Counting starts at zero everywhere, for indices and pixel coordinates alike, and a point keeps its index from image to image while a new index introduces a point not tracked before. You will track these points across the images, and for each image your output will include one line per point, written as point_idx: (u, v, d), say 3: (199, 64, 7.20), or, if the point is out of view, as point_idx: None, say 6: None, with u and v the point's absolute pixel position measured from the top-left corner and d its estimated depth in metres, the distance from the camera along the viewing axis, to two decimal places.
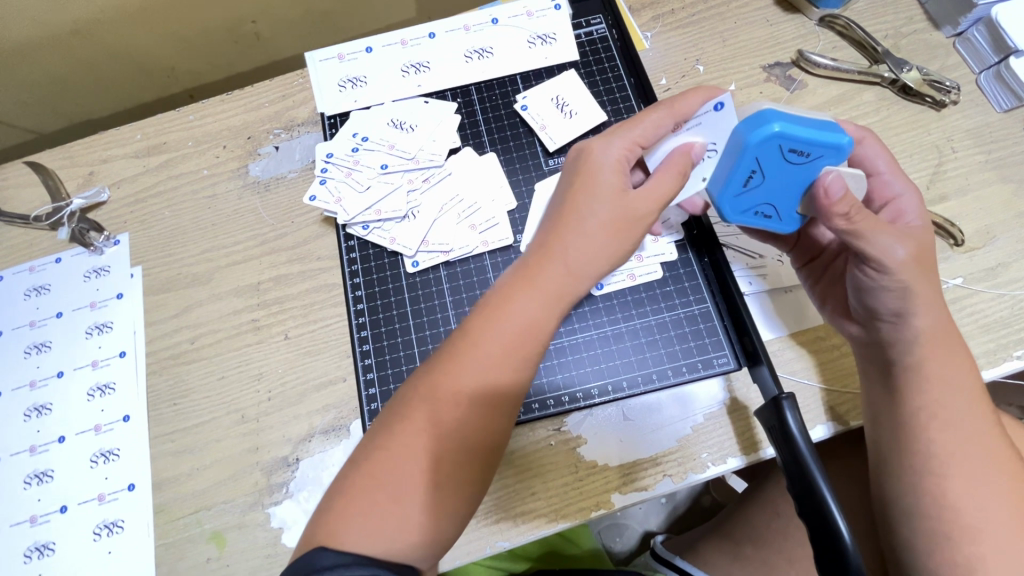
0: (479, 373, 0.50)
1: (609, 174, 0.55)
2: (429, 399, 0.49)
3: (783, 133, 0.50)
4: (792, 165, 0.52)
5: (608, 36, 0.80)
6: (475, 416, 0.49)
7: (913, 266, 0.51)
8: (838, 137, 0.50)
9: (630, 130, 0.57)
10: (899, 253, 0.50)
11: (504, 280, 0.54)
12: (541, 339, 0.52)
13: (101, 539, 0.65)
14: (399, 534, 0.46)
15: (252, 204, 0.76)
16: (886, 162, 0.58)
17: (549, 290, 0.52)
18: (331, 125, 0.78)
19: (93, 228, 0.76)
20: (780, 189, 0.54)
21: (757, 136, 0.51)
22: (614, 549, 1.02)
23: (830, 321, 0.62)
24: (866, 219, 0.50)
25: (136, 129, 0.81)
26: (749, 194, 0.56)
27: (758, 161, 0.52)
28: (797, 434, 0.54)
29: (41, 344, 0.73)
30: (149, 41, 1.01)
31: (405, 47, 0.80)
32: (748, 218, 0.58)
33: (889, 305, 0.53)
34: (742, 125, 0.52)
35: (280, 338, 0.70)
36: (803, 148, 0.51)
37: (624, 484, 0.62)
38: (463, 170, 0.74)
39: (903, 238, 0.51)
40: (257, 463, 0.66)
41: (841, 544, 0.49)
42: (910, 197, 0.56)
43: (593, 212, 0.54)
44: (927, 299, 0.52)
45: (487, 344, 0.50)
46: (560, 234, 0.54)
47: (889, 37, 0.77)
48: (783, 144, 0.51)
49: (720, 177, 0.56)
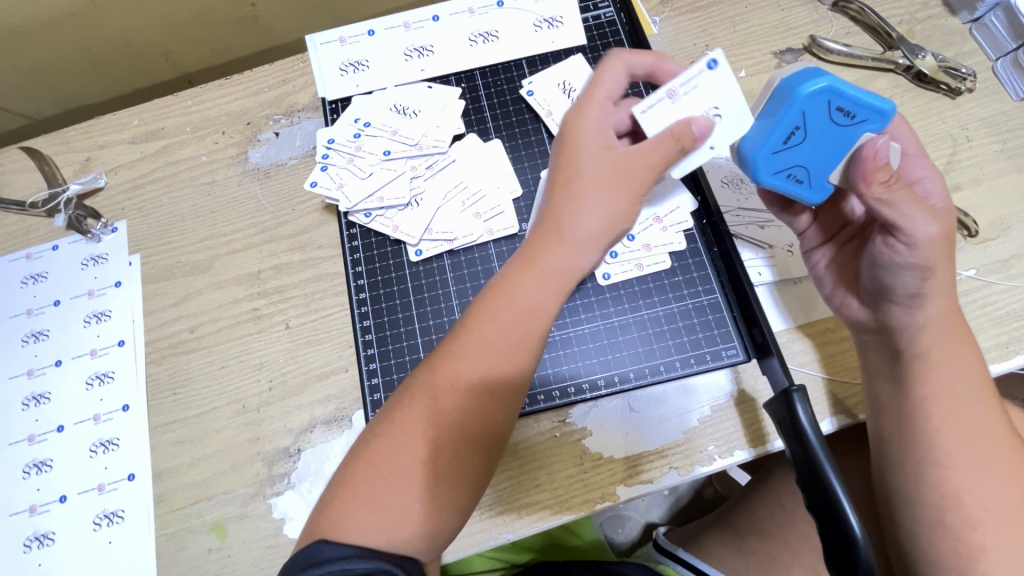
0: (478, 360, 0.49)
1: (591, 137, 0.52)
2: (430, 387, 0.48)
3: (832, 87, 0.50)
4: (835, 125, 0.51)
5: (616, 21, 0.78)
6: (477, 406, 0.48)
7: (940, 244, 0.48)
8: (884, 102, 0.50)
9: (599, 94, 0.54)
10: (930, 229, 0.47)
11: (507, 267, 0.52)
12: (539, 323, 0.50)
13: (101, 529, 0.64)
14: (400, 525, 0.45)
15: (252, 190, 0.75)
16: (913, 144, 0.55)
17: (546, 269, 0.50)
18: (332, 110, 0.76)
19: (89, 215, 0.74)
20: (817, 150, 0.53)
21: (806, 88, 0.50)
22: (615, 540, 1.02)
23: (838, 306, 0.60)
24: (902, 189, 0.48)
25: (132, 114, 0.79)
26: (788, 152, 0.53)
27: (804, 114, 0.51)
28: (808, 427, 0.53)
29: (39, 332, 0.72)
30: (145, 23, 0.99)
31: (409, 30, 0.78)
32: (779, 181, 0.56)
33: (905, 287, 0.51)
34: (790, 79, 0.52)
35: (280, 328, 0.69)
36: (850, 108, 0.50)
37: (630, 477, 0.62)
38: (467, 156, 0.73)
39: (935, 215, 0.48)
40: (259, 453, 0.65)
41: (851, 538, 0.49)
42: (933, 180, 0.54)
43: (586, 180, 0.51)
44: (941, 284, 0.50)
45: (483, 330, 0.49)
46: (557, 209, 0.51)
47: (904, 22, 0.76)
48: (833, 100, 0.50)
49: (758, 133, 0.53)
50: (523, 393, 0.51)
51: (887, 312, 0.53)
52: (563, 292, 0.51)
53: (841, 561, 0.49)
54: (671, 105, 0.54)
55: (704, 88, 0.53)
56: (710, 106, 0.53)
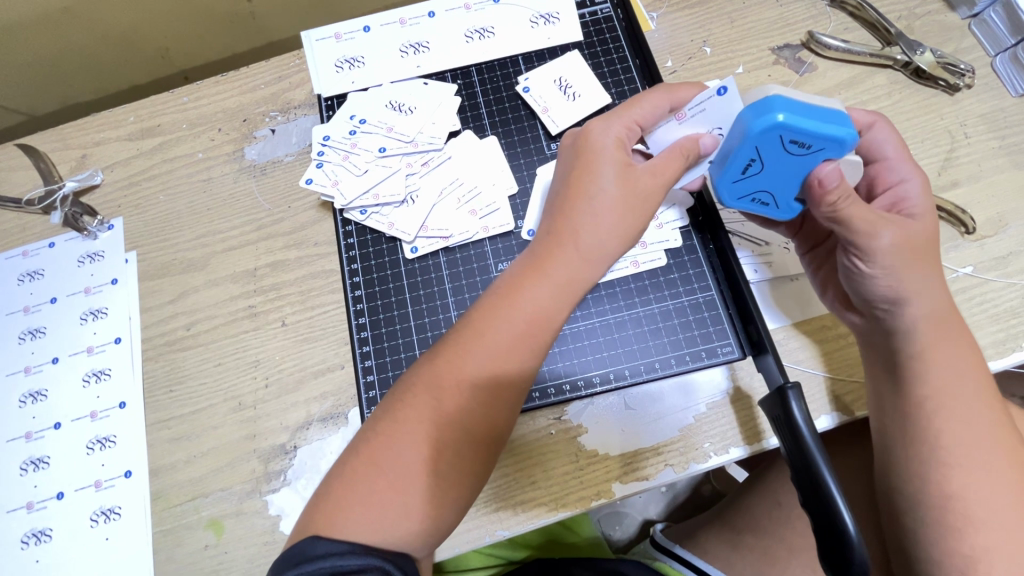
0: (485, 362, 0.49)
1: (613, 153, 0.54)
2: (435, 386, 0.48)
3: (786, 123, 0.47)
4: (792, 156, 0.50)
5: (613, 17, 0.78)
6: (481, 408, 0.49)
7: (897, 253, 0.51)
8: (842, 130, 0.47)
9: (627, 111, 0.56)
10: (882, 242, 0.51)
11: (515, 270, 0.53)
12: (549, 329, 0.51)
13: (99, 526, 0.65)
14: (399, 523, 0.45)
15: (248, 188, 0.74)
16: (895, 147, 0.56)
17: (558, 279, 0.51)
18: (328, 107, 0.76)
19: (86, 212, 0.74)
20: (777, 178, 0.53)
21: (759, 125, 0.48)
22: (613, 537, 1.02)
23: (834, 311, 0.61)
24: (854, 207, 0.50)
25: (128, 111, 0.79)
26: (747, 181, 0.54)
27: (759, 149, 0.50)
28: (802, 425, 0.53)
29: (35, 330, 0.72)
30: (142, 19, 0.99)
31: (405, 26, 0.78)
32: (744, 204, 0.57)
33: (882, 292, 0.52)
34: (745, 111, 0.49)
35: (277, 325, 0.69)
36: (806, 140, 0.48)
37: (625, 474, 0.62)
38: (463, 154, 0.73)
39: (888, 225, 0.51)
40: (255, 450, 0.65)
41: (845, 536, 0.49)
42: (914, 183, 0.54)
43: (602, 193, 0.53)
44: (918, 287, 0.51)
45: (491, 333, 0.49)
46: (569, 219, 0.53)
47: (903, 18, 0.75)
48: (786, 135, 0.48)
49: (717, 164, 0.54)
50: (524, 398, 0.51)
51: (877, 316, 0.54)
52: (573, 301, 0.52)
53: (837, 561, 0.49)
54: (678, 126, 0.57)
55: (710, 111, 0.55)
56: (714, 127, 0.55)
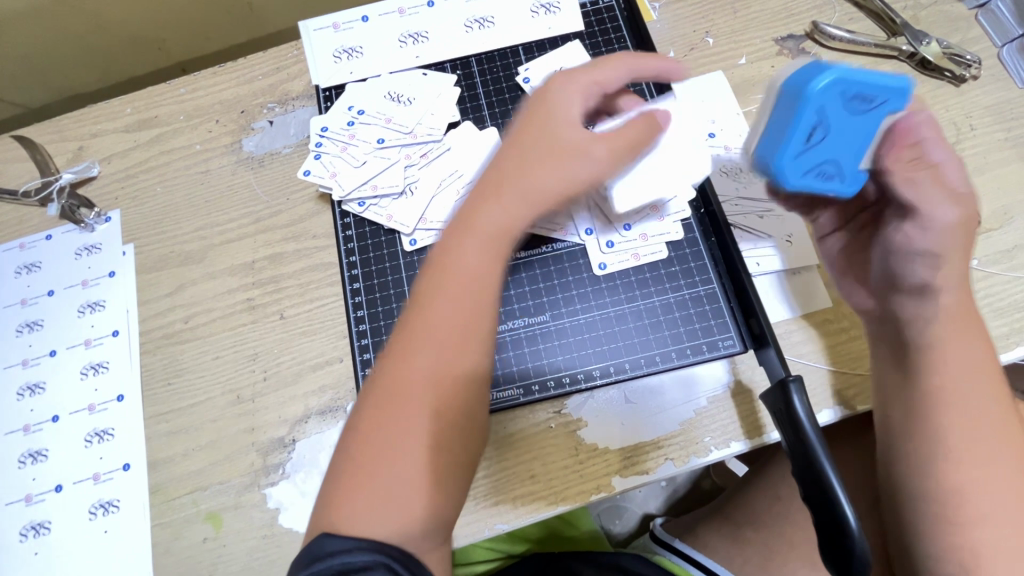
0: (441, 333, 0.48)
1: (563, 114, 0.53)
2: (396, 369, 0.47)
3: (849, 76, 0.49)
4: (858, 113, 0.50)
5: (614, 6, 0.77)
6: (443, 381, 0.47)
7: (951, 232, 0.49)
8: (904, 80, 0.49)
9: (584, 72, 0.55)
10: (939, 216, 0.48)
11: (451, 230, 0.51)
12: (494, 290, 0.49)
13: (97, 519, 0.64)
14: (392, 523, 0.44)
15: (245, 179, 0.74)
16: (930, 125, 0.49)
17: (496, 233, 0.50)
18: (326, 98, 0.75)
19: (82, 205, 0.74)
20: (842, 142, 0.51)
21: (822, 81, 0.49)
22: (613, 531, 1.02)
23: (844, 291, 0.60)
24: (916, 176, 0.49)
25: (125, 102, 0.78)
26: (811, 151, 0.51)
27: (824, 108, 0.50)
28: (804, 418, 0.53)
29: (33, 322, 0.72)
30: (140, 9, 0.99)
31: (404, 16, 0.78)
32: (808, 182, 0.53)
33: (914, 278, 0.51)
34: (801, 74, 0.50)
35: (275, 318, 0.69)
36: (870, 93, 0.49)
37: (625, 468, 0.61)
38: (463, 144, 0.71)
39: (950, 200, 0.49)
40: (253, 444, 0.65)
41: (847, 533, 0.48)
42: (954, 164, 0.48)
43: (547, 151, 0.52)
44: (954, 273, 0.50)
45: (441, 301, 0.48)
46: (512, 175, 0.52)
47: (909, 8, 0.74)
48: (850, 89, 0.49)
49: (777, 136, 0.52)
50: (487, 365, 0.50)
51: (897, 303, 0.53)
52: (504, 251, 0.50)
53: (838, 555, 0.49)
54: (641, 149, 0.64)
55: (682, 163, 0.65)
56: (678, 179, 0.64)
